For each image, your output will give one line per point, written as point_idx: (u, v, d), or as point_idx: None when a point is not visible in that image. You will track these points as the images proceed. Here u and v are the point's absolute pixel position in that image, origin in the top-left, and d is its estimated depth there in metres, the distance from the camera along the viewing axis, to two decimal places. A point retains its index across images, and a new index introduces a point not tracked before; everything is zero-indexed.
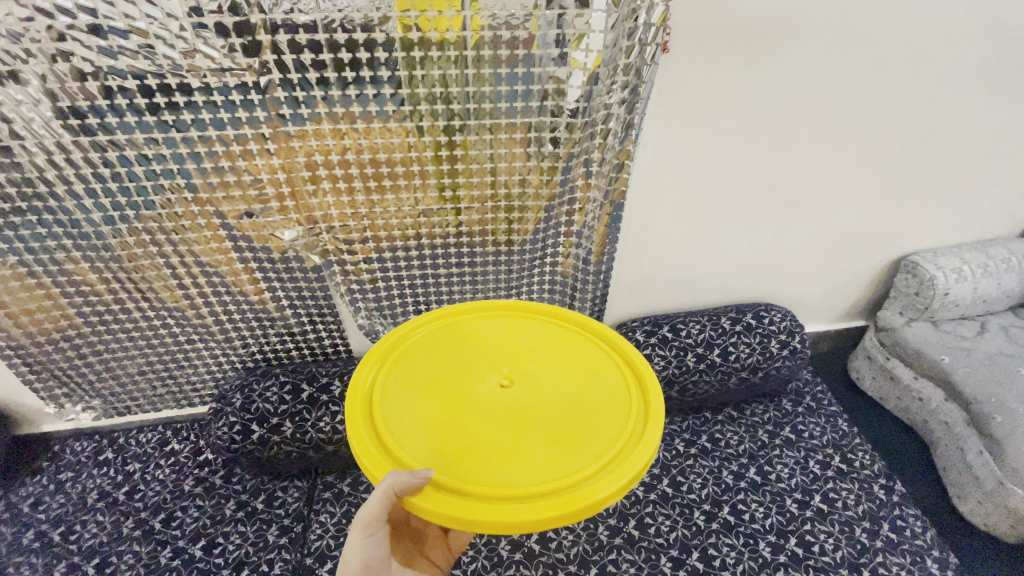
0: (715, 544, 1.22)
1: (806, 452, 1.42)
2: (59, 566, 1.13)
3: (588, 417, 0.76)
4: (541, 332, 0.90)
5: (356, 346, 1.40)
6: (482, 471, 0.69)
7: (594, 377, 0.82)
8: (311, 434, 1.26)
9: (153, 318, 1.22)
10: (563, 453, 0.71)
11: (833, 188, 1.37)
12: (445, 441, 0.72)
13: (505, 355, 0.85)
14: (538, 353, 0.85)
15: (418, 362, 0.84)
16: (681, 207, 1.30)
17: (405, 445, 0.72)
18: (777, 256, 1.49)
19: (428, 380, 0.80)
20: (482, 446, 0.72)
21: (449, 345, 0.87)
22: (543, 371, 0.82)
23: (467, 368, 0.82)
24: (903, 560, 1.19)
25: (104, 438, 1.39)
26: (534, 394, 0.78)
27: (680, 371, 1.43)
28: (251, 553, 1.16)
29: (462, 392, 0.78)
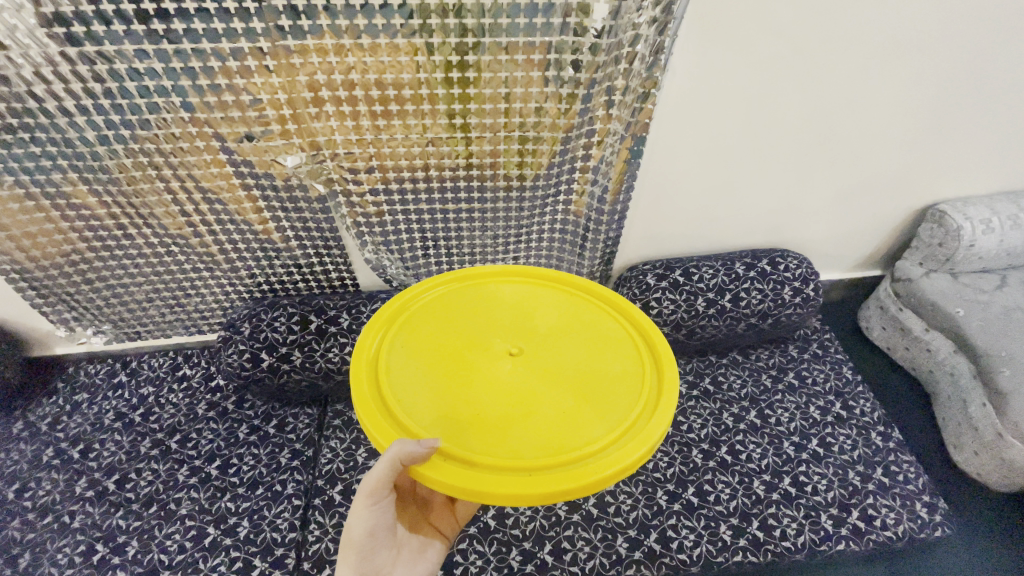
0: (711, 481, 1.26)
1: (807, 398, 1.43)
2: (81, 480, 1.18)
3: (599, 390, 0.75)
4: (552, 300, 0.88)
5: (363, 281, 1.38)
6: (491, 442, 0.68)
7: (606, 348, 0.81)
8: (321, 364, 1.27)
9: (156, 245, 1.20)
10: (574, 426, 0.70)
11: (867, 129, 1.28)
12: (453, 411, 0.71)
13: (514, 323, 0.83)
14: (548, 321, 0.84)
15: (423, 327, 0.82)
16: (702, 145, 1.22)
17: (411, 412, 0.71)
18: (799, 200, 1.43)
19: (436, 348, 0.79)
20: (490, 417, 0.71)
21: (456, 312, 0.85)
22: (553, 341, 0.80)
23: (476, 336, 0.81)
24: (892, 502, 1.23)
25: (117, 362, 1.41)
26: (545, 365, 0.77)
27: (689, 316, 1.41)
28: (265, 474, 1.21)
29: (471, 363, 0.76)
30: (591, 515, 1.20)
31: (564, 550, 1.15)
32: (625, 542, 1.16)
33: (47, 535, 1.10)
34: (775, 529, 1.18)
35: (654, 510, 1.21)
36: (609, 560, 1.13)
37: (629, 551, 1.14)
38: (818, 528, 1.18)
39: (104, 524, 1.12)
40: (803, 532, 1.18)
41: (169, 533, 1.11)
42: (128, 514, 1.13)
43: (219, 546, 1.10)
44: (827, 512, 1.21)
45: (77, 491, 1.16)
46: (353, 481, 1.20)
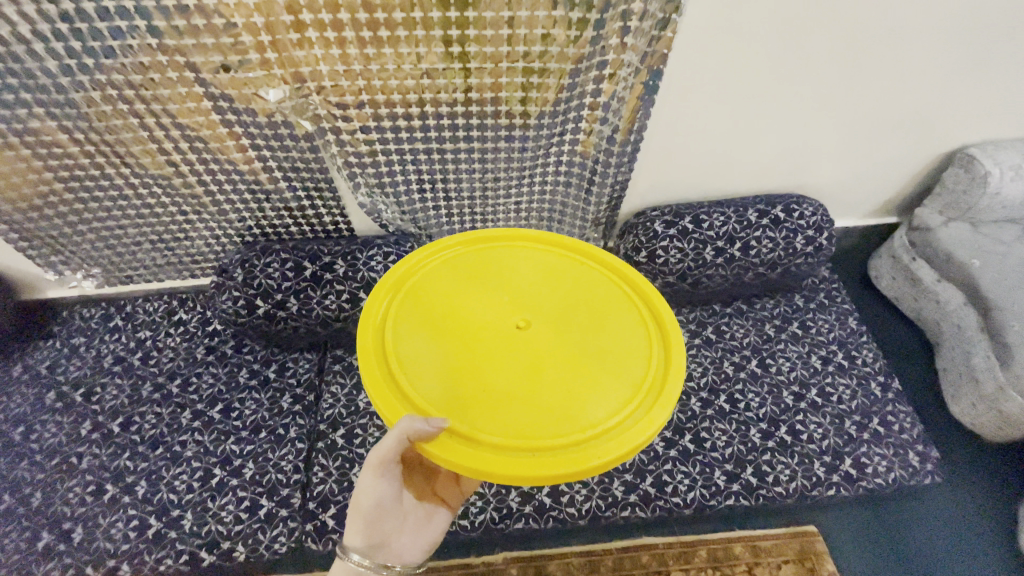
0: (708, 428, 1.27)
1: (809, 347, 1.42)
2: (86, 423, 1.19)
3: (607, 367, 0.72)
4: (563, 268, 0.83)
5: (358, 225, 1.32)
6: (497, 419, 0.67)
7: (619, 322, 0.77)
8: (318, 311, 1.23)
9: (137, 186, 1.13)
10: (581, 404, 0.69)
11: (904, 69, 1.17)
12: (459, 385, 0.69)
13: (524, 292, 0.79)
14: (560, 291, 0.80)
15: (431, 293, 0.78)
16: (723, 85, 1.13)
17: (417, 385, 0.69)
18: (821, 145, 1.34)
19: (443, 317, 0.75)
20: (497, 394, 0.69)
21: (465, 277, 0.81)
22: (564, 311, 0.77)
23: (484, 304, 0.77)
24: (885, 451, 1.25)
25: (111, 306, 1.38)
26: (555, 339, 0.74)
27: (696, 265, 1.36)
28: (268, 417, 1.22)
29: (479, 334, 0.73)
30: None
31: (561, 493, 1.18)
32: (621, 486, 1.19)
33: (56, 475, 1.12)
34: (768, 475, 1.21)
35: (651, 456, 1.23)
36: (606, 502, 1.17)
37: (624, 494, 1.18)
38: (810, 475, 1.21)
39: (111, 465, 1.14)
40: (795, 478, 1.21)
41: (176, 474, 1.14)
42: (135, 455, 1.15)
43: (226, 486, 1.13)
44: (821, 460, 1.23)
45: (82, 434, 1.18)
46: (355, 426, 1.22)
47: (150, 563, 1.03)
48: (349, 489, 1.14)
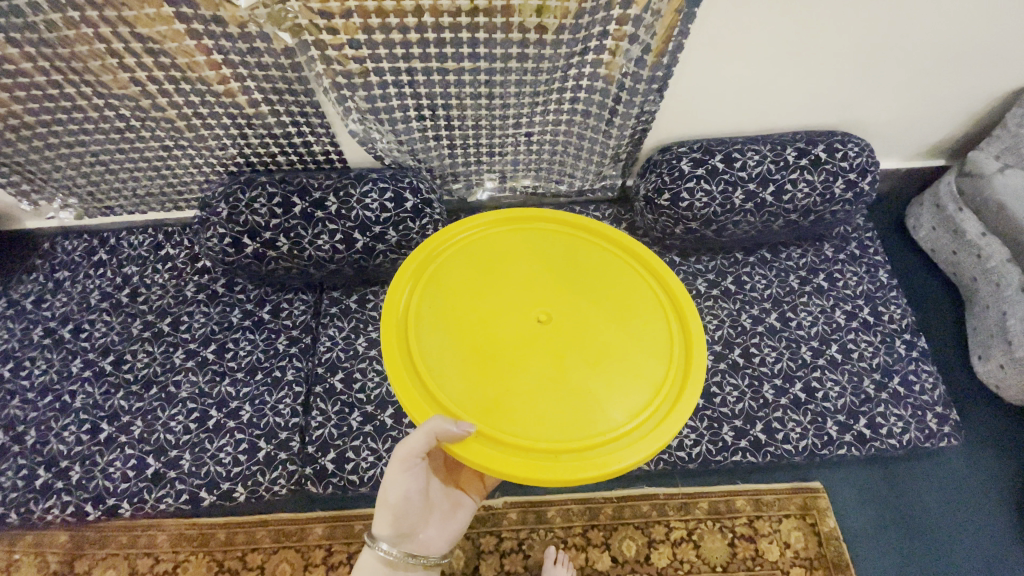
0: (719, 383, 1.22)
1: (835, 301, 1.33)
2: (76, 361, 1.16)
3: (626, 366, 0.74)
4: (583, 257, 0.83)
5: (351, 156, 1.19)
6: (519, 420, 0.70)
7: (636, 317, 0.79)
8: (311, 253, 1.14)
9: (102, 107, 1.01)
10: (599, 406, 0.71)
11: (975, 8, 1.01)
12: (482, 384, 0.71)
13: (545, 285, 0.79)
14: (580, 284, 0.80)
15: (453, 285, 0.79)
16: (763, 29, 0.99)
17: (441, 382, 0.71)
18: (867, 92, 1.20)
19: (464, 311, 0.76)
20: (519, 392, 0.71)
21: (485, 267, 0.81)
22: (584, 307, 0.77)
23: (504, 297, 0.77)
24: (903, 412, 1.21)
25: (93, 238, 1.29)
26: (574, 335, 0.75)
27: (724, 211, 1.23)
28: (263, 359, 1.17)
29: (501, 331, 0.74)
30: None
31: None
32: None
33: (50, 413, 1.11)
34: (779, 432, 1.17)
35: None
36: None
37: None
38: (822, 434, 1.18)
39: (106, 404, 1.12)
40: (805, 436, 1.18)
41: (172, 415, 1.11)
42: (129, 395, 1.13)
43: (223, 428, 1.11)
44: (834, 419, 1.20)
45: (73, 372, 1.15)
46: (354, 370, 1.17)
47: (151, 502, 1.04)
48: (349, 434, 1.12)
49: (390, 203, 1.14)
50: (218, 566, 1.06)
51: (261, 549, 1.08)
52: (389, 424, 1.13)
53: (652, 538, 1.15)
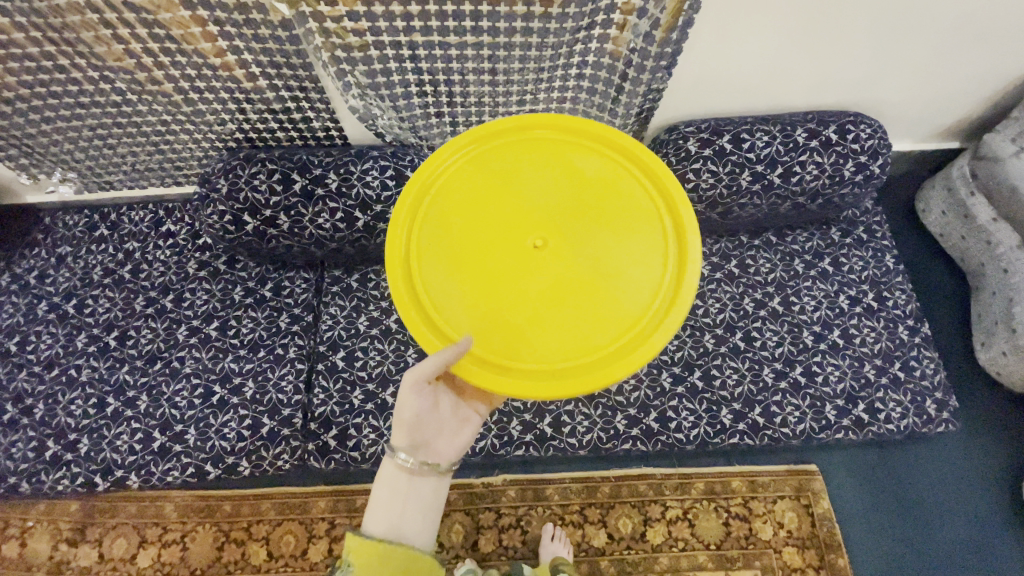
0: (719, 366, 1.22)
1: (839, 286, 1.31)
2: (81, 335, 1.17)
3: (622, 289, 0.72)
4: (586, 165, 0.75)
5: (351, 133, 1.17)
6: (520, 345, 0.71)
7: (636, 234, 0.74)
8: (311, 231, 1.13)
9: (98, 80, 0.99)
10: (596, 327, 0.71)
11: None
12: (485, 313, 0.72)
13: (545, 203, 0.73)
14: (580, 197, 0.74)
15: (452, 209, 0.74)
16: (777, 5, 0.95)
17: (445, 315, 0.72)
18: (882, 70, 1.15)
19: (466, 237, 0.73)
20: (516, 320, 0.71)
21: (483, 185, 0.75)
22: (584, 228, 0.73)
23: (498, 223, 0.73)
24: (901, 397, 1.22)
25: (94, 213, 1.28)
26: (570, 259, 0.72)
27: (730, 192, 1.21)
28: (265, 337, 1.18)
29: (501, 258, 0.72)
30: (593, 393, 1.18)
31: (562, 423, 1.16)
32: (624, 420, 1.17)
33: (57, 387, 1.12)
34: (777, 416, 1.18)
35: (658, 392, 1.19)
36: (606, 435, 1.16)
37: (627, 428, 1.16)
38: (820, 417, 1.19)
39: (111, 378, 1.13)
40: (804, 420, 1.19)
41: (177, 390, 1.13)
42: (134, 370, 1.14)
43: (227, 404, 1.12)
44: (833, 403, 1.20)
45: (79, 346, 1.16)
46: (355, 349, 1.18)
47: (158, 475, 1.07)
48: (351, 412, 1.13)
49: (391, 180, 1.12)
50: (225, 536, 1.09)
51: (266, 521, 1.10)
52: (391, 402, 1.15)
53: (647, 518, 1.17)
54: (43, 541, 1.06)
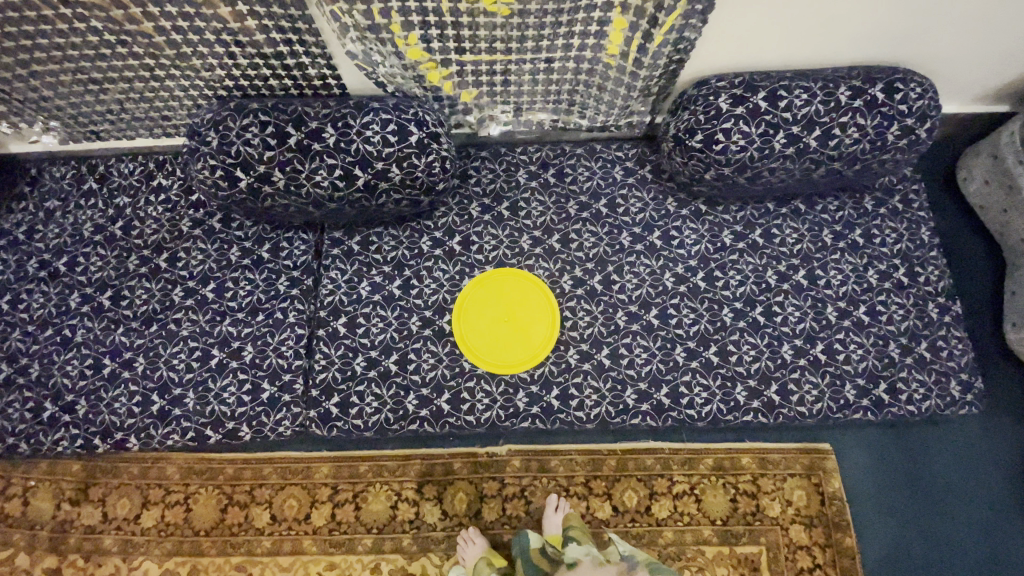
0: (736, 342, 1.16)
1: (869, 260, 1.23)
2: (74, 295, 1.13)
3: (542, 317, 1.16)
4: (511, 288, 1.17)
5: (350, 83, 1.08)
6: (512, 349, 1.14)
7: (537, 303, 1.16)
8: (308, 189, 1.06)
9: (71, 18, 0.91)
10: (538, 330, 1.15)
11: None
12: (495, 342, 1.14)
13: (501, 308, 1.15)
14: (512, 308, 1.15)
15: (467, 316, 1.15)
16: None
17: (482, 351, 1.13)
18: (942, 18, 1.02)
19: (477, 328, 1.14)
20: (506, 346, 1.14)
21: (473, 311, 1.15)
22: (520, 311, 1.15)
23: (483, 306, 1.15)
24: (926, 378, 1.17)
25: (81, 165, 1.21)
26: (517, 325, 1.15)
27: (761, 156, 1.11)
28: (263, 300, 1.13)
29: (493, 332, 1.14)
30: (602, 366, 1.14)
31: (570, 396, 1.12)
32: (633, 394, 1.13)
33: (52, 347, 1.10)
34: (794, 394, 1.14)
35: (670, 366, 1.14)
36: (615, 409, 1.12)
37: (636, 402, 1.13)
38: (839, 397, 1.15)
39: (107, 340, 1.10)
40: (821, 399, 1.14)
41: (174, 353, 1.10)
42: (130, 332, 1.11)
43: (226, 368, 1.09)
44: (853, 382, 1.16)
45: (71, 306, 1.13)
46: (357, 315, 1.13)
47: (158, 438, 1.06)
48: (353, 379, 1.10)
49: (393, 136, 1.04)
50: (228, 499, 1.08)
51: (269, 485, 1.09)
52: (394, 370, 1.11)
53: (653, 491, 1.14)
54: (46, 499, 1.06)
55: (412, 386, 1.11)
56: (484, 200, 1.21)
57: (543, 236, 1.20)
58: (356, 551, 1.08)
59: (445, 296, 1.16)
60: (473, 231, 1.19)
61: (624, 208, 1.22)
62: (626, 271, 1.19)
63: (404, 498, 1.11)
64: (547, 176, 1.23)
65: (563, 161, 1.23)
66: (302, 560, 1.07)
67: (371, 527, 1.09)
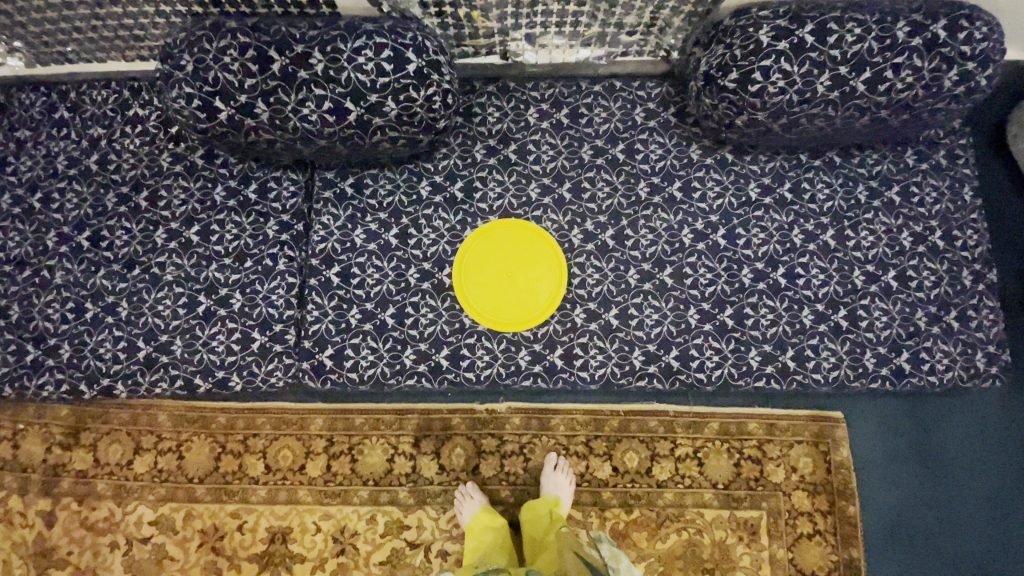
0: (754, 305, 1.09)
1: (904, 221, 1.13)
2: (51, 234, 1.06)
3: (547, 271, 1.08)
4: (514, 242, 1.09)
5: (342, 3, 0.96)
6: (516, 305, 1.07)
7: (543, 257, 1.09)
8: (295, 124, 0.95)
9: None
10: (543, 284, 1.08)
11: None
12: (498, 298, 1.07)
13: (504, 262, 1.08)
14: (515, 264, 1.08)
15: (469, 272, 1.08)
16: None
17: (486, 309, 1.07)
18: None
19: (481, 285, 1.07)
20: (510, 303, 1.07)
21: (476, 267, 1.08)
22: (524, 266, 1.08)
23: (487, 261, 1.08)
24: (950, 349, 1.10)
25: (51, 92, 1.10)
26: (520, 280, 1.08)
27: (801, 100, 0.98)
28: (251, 246, 1.06)
29: (497, 288, 1.07)
30: (609, 326, 1.08)
31: (574, 356, 1.07)
32: (641, 356, 1.08)
33: (31, 289, 1.05)
34: (810, 360, 1.09)
35: (681, 328, 1.08)
36: (621, 370, 1.07)
37: (643, 364, 1.07)
38: (857, 365, 1.09)
39: (88, 283, 1.04)
40: (838, 367, 1.09)
41: (159, 298, 1.04)
42: (111, 275, 1.05)
43: (214, 316, 1.04)
44: (873, 351, 1.10)
45: (49, 246, 1.06)
46: (351, 265, 1.06)
47: (146, 385, 1.03)
48: (348, 331, 1.05)
49: (388, 64, 0.93)
50: (221, 448, 1.06)
51: (263, 436, 1.07)
52: (390, 324, 1.06)
53: (655, 453, 1.11)
54: (37, 443, 1.05)
55: (409, 340, 1.06)
56: (489, 141, 1.11)
57: (553, 184, 1.11)
58: (351, 502, 1.07)
59: (446, 248, 1.08)
60: (476, 175, 1.10)
61: (643, 155, 1.11)
62: (641, 225, 1.10)
63: (401, 452, 1.08)
64: (559, 116, 1.11)
65: (578, 99, 1.12)
66: (297, 509, 1.06)
67: (367, 479, 1.07)
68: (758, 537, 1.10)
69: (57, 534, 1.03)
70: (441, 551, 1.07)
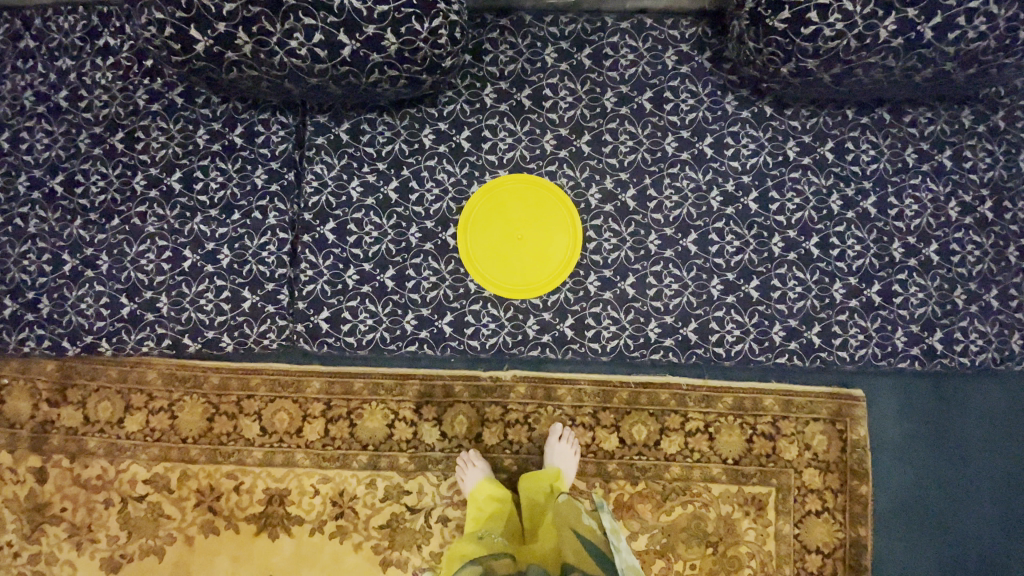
0: (782, 276, 1.01)
1: (953, 189, 1.03)
2: (21, 178, 0.98)
3: (559, 235, 1.00)
4: (525, 201, 1.00)
5: None
6: (525, 270, 0.99)
7: (555, 220, 1.00)
8: (282, 59, 0.84)
9: None
10: (554, 249, 1.00)
11: None
12: (506, 261, 0.99)
13: (513, 222, 0.99)
14: (526, 225, 0.99)
15: (476, 231, 0.99)
16: None
17: (493, 272, 0.99)
18: None
19: (488, 246, 0.99)
20: (518, 267, 0.99)
21: (483, 227, 0.99)
22: (534, 227, 0.99)
23: (495, 221, 0.99)
24: (987, 329, 1.03)
25: (14, 18, 0.99)
26: (529, 243, 0.99)
27: (858, 47, 0.86)
28: (239, 197, 0.97)
29: (506, 250, 0.99)
30: (625, 295, 1.01)
31: (586, 326, 1.01)
32: (657, 328, 1.01)
33: (5, 238, 0.97)
34: (837, 338, 1.02)
35: (702, 300, 1.01)
36: (635, 342, 1.01)
37: (659, 337, 1.01)
38: (886, 343, 1.03)
39: (64, 233, 0.97)
40: (866, 344, 1.03)
41: (141, 252, 0.97)
42: (89, 225, 0.97)
43: (201, 272, 0.97)
44: (905, 329, 1.03)
45: (21, 191, 0.98)
46: (347, 221, 0.98)
47: (132, 343, 0.97)
48: (345, 293, 0.98)
49: None
50: (214, 409, 1.02)
51: (257, 398, 1.03)
52: (390, 286, 0.99)
53: (665, 427, 1.07)
54: (23, 399, 1.01)
55: (410, 304, 0.99)
56: (500, 85, 0.99)
57: (570, 136, 1.00)
58: (350, 467, 1.04)
59: (450, 205, 1.00)
60: (485, 124, 0.99)
61: (672, 105, 1.00)
62: (665, 185, 1.00)
63: (401, 418, 1.04)
64: (581, 57, 1.00)
65: (603, 37, 1.00)
66: (293, 472, 1.03)
67: (366, 444, 1.04)
68: (766, 513, 1.07)
69: (49, 489, 1.01)
70: (441, 518, 1.04)
